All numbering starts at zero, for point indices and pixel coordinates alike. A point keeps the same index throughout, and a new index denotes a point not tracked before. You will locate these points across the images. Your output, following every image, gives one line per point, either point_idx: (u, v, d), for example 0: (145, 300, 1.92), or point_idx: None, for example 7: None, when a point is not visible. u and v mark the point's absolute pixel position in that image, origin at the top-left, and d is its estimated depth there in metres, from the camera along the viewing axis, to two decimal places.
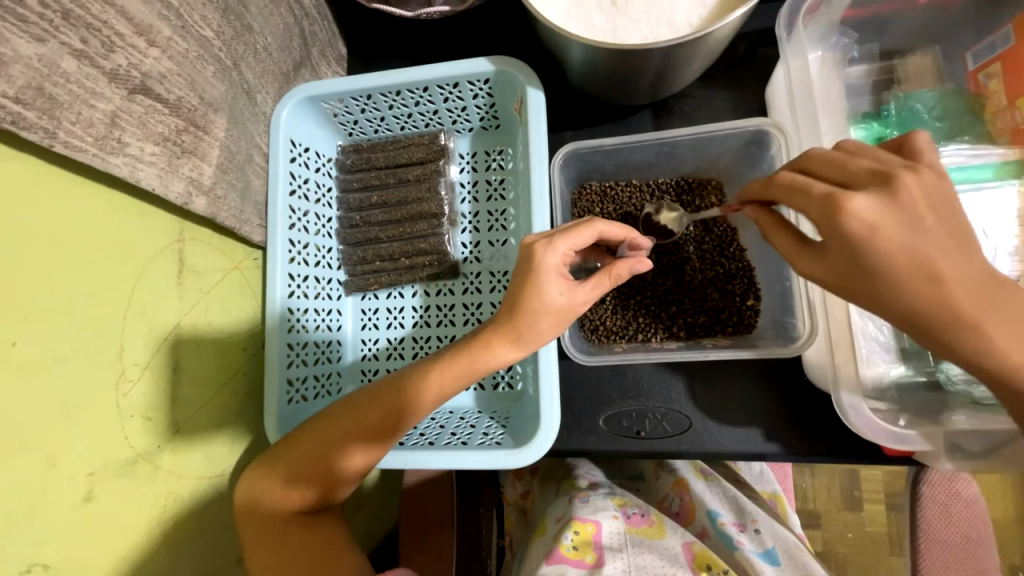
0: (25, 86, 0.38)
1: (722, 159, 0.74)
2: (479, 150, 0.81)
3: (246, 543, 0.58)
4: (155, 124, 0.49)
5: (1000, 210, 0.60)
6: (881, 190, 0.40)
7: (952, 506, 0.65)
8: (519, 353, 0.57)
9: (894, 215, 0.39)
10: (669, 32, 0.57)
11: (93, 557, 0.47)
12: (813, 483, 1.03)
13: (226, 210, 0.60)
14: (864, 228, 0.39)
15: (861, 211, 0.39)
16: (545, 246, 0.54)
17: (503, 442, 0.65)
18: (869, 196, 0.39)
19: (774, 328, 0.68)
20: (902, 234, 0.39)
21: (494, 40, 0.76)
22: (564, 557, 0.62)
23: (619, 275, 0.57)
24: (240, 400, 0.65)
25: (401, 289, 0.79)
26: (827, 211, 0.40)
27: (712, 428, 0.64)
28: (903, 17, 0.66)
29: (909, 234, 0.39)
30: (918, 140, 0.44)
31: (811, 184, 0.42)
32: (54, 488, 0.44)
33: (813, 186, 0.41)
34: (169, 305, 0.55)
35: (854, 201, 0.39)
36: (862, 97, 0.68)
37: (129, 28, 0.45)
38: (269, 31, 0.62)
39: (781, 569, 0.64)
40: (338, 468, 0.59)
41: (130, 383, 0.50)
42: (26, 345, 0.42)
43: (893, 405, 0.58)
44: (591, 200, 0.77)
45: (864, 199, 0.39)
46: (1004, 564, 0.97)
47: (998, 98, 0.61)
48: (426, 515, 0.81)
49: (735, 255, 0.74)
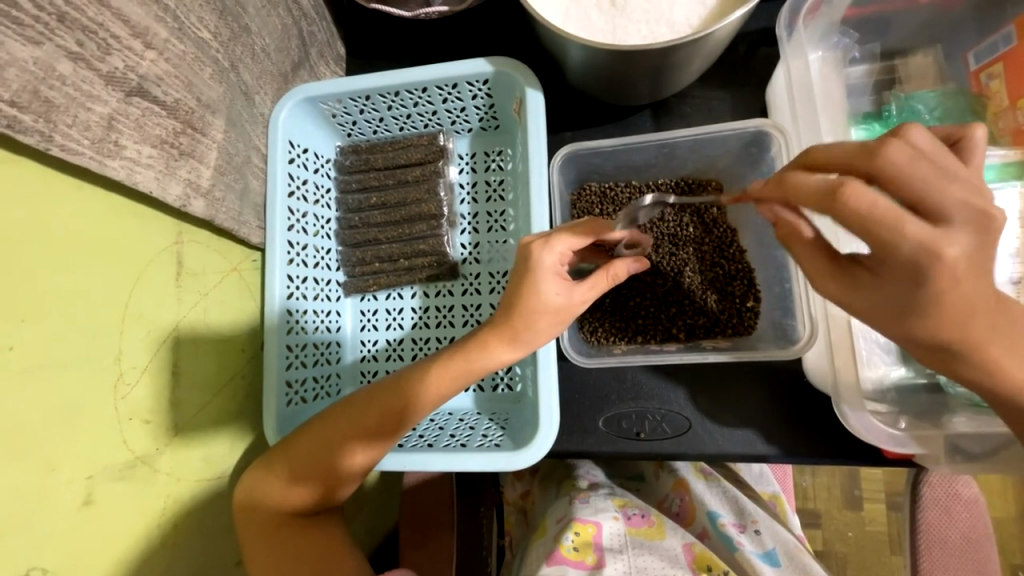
0: (20, 90, 0.38)
1: (722, 160, 0.73)
2: (478, 150, 0.80)
3: (247, 539, 0.58)
4: (152, 127, 0.49)
5: (1002, 211, 0.59)
6: (975, 234, 0.36)
7: (953, 508, 0.65)
8: (517, 353, 0.57)
9: (982, 260, 0.37)
10: (669, 32, 0.57)
11: (92, 560, 0.47)
12: (813, 482, 1.03)
13: (224, 212, 0.60)
14: (950, 277, 0.37)
15: (957, 260, 0.36)
16: (543, 245, 0.55)
17: (502, 443, 0.64)
18: (962, 242, 0.36)
19: (774, 330, 0.68)
20: (977, 280, 0.38)
21: (494, 40, 0.75)
22: (564, 557, 0.62)
23: (616, 275, 0.58)
24: (240, 401, 0.65)
25: (401, 290, 0.79)
26: (919, 256, 0.36)
27: (712, 429, 0.64)
28: (903, 17, 0.66)
29: (983, 277, 0.38)
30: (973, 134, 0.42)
31: (906, 219, 0.36)
32: (54, 492, 0.44)
33: (907, 226, 0.36)
34: (168, 306, 0.55)
35: (951, 250, 0.36)
36: (863, 96, 0.68)
37: (125, 31, 0.44)
38: (267, 31, 0.62)
39: (781, 569, 0.64)
40: (339, 468, 0.59)
41: (128, 387, 0.50)
42: (23, 350, 0.42)
43: (893, 407, 0.58)
44: (590, 200, 0.77)
45: (958, 246, 0.36)
46: (1004, 564, 0.97)
47: (1001, 97, 0.61)
48: (426, 514, 0.81)
49: (735, 256, 0.73)
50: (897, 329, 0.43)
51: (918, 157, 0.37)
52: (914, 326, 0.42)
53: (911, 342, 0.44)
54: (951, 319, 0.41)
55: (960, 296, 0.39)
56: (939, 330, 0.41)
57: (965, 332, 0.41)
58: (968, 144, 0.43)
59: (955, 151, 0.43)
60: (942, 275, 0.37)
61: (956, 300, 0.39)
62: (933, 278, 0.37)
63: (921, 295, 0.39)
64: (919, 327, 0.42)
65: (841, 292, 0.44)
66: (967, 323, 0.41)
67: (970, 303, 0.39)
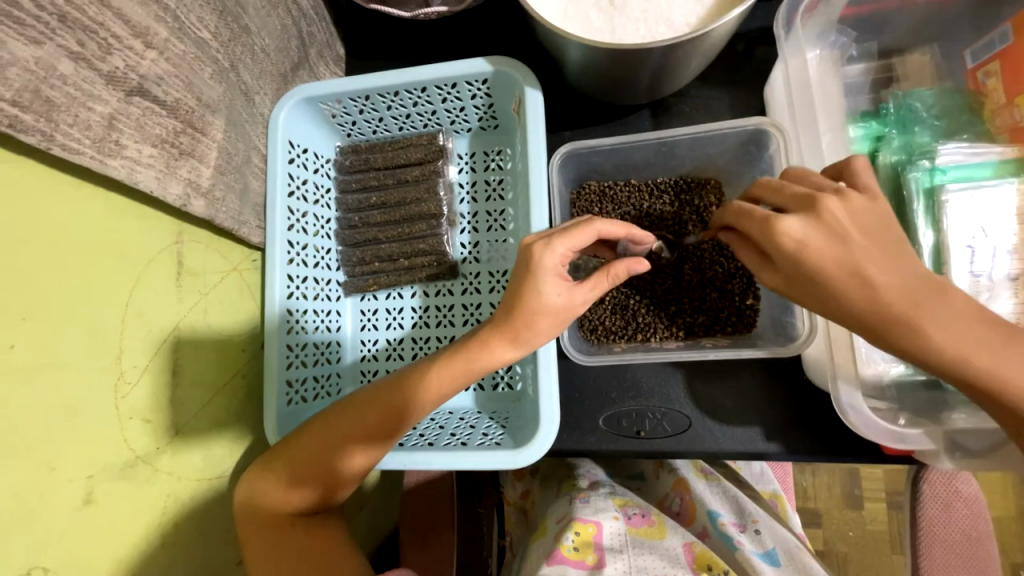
0: (22, 89, 0.38)
1: (721, 158, 0.74)
2: (478, 150, 0.80)
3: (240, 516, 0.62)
4: (153, 126, 0.49)
5: (999, 209, 0.58)
6: (810, 213, 0.47)
7: (953, 506, 0.65)
8: (518, 352, 0.57)
9: (821, 232, 0.46)
10: (667, 31, 0.57)
11: (93, 559, 0.47)
12: (814, 481, 1.03)
13: (225, 211, 0.60)
14: (794, 243, 0.47)
15: (787, 231, 0.47)
16: (543, 246, 0.54)
17: (502, 442, 0.64)
18: (797, 217, 0.47)
19: (774, 327, 0.68)
20: (829, 246, 0.46)
21: (493, 39, 0.76)
22: (564, 557, 0.62)
23: (616, 275, 0.57)
24: (240, 401, 0.65)
25: (401, 289, 0.79)
26: (763, 230, 0.48)
27: (713, 428, 0.64)
28: (901, 16, 0.66)
29: (836, 245, 0.46)
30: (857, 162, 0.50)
31: (750, 209, 0.50)
32: (54, 490, 0.44)
33: (751, 211, 0.50)
34: (168, 306, 0.55)
35: (784, 222, 0.47)
36: (861, 95, 0.68)
37: (126, 31, 0.45)
38: (267, 32, 0.62)
39: (781, 569, 0.65)
40: (339, 468, 0.59)
41: (128, 386, 0.50)
42: (25, 348, 0.42)
43: (893, 404, 0.59)
44: (589, 199, 0.77)
45: (794, 220, 0.47)
46: (1005, 562, 0.97)
47: (998, 96, 0.61)
48: (427, 515, 0.81)
49: (735, 255, 0.73)
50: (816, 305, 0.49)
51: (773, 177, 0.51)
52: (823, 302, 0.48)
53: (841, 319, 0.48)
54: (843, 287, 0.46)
55: (824, 259, 0.46)
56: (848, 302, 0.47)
57: (871, 298, 0.46)
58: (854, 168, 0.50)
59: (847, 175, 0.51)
60: (785, 242, 0.47)
61: (821, 263, 0.46)
62: (781, 245, 0.47)
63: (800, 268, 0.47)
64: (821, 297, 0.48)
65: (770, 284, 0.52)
66: (866, 289, 0.46)
67: (843, 267, 0.46)
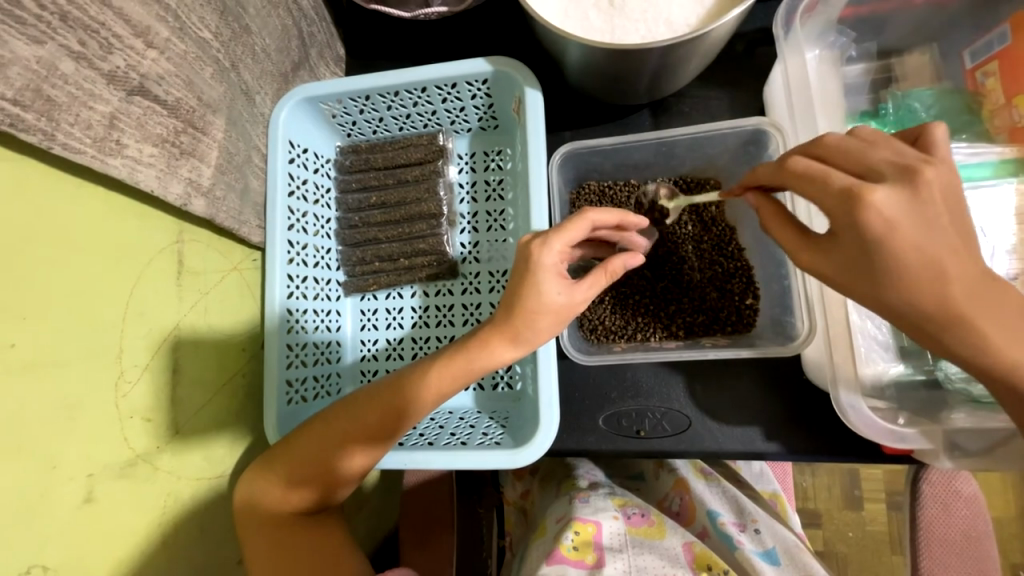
0: (23, 88, 0.38)
1: (721, 158, 0.73)
2: (478, 150, 0.81)
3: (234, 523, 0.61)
4: (154, 126, 0.49)
5: (1000, 209, 0.59)
6: (903, 185, 0.40)
7: (953, 506, 0.65)
8: (518, 352, 0.57)
9: (912, 210, 0.40)
10: (667, 32, 0.58)
11: (93, 558, 0.47)
12: (813, 482, 1.03)
13: (226, 211, 0.60)
14: (882, 220, 0.40)
15: (880, 204, 0.40)
16: (541, 245, 0.54)
17: (502, 442, 0.64)
18: (888, 188, 0.40)
19: (774, 327, 0.68)
20: (915, 230, 0.40)
21: (493, 40, 0.76)
22: (564, 557, 0.62)
23: (615, 271, 0.58)
24: (240, 401, 0.65)
25: (400, 289, 0.79)
26: (844, 200, 0.41)
27: (712, 428, 0.64)
28: (900, 17, 0.66)
29: (923, 229, 0.40)
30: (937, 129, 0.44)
31: (827, 174, 0.42)
32: (54, 489, 0.44)
33: (830, 176, 0.42)
34: (169, 305, 0.55)
35: (875, 193, 0.40)
36: (860, 95, 0.68)
37: (127, 30, 0.45)
38: (267, 32, 0.62)
39: (781, 568, 0.65)
40: (339, 468, 0.59)
41: (129, 385, 0.50)
42: (26, 347, 0.42)
43: (892, 404, 0.58)
44: (589, 199, 0.77)
45: (884, 192, 0.40)
46: (1005, 563, 0.97)
47: (996, 96, 0.61)
48: (427, 516, 0.81)
49: (734, 255, 0.74)
50: (873, 293, 0.44)
51: (849, 137, 0.44)
52: (884, 289, 0.43)
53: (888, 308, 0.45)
54: (915, 278, 0.42)
55: (905, 245, 0.41)
56: (912, 294, 0.42)
57: (939, 291, 0.42)
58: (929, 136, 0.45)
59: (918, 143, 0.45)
60: (871, 218, 0.40)
61: (902, 249, 0.41)
62: (864, 222, 0.40)
63: (873, 250, 0.41)
64: (884, 284, 0.43)
65: (816, 264, 0.46)
66: (938, 282, 0.41)
67: (921, 254, 0.41)
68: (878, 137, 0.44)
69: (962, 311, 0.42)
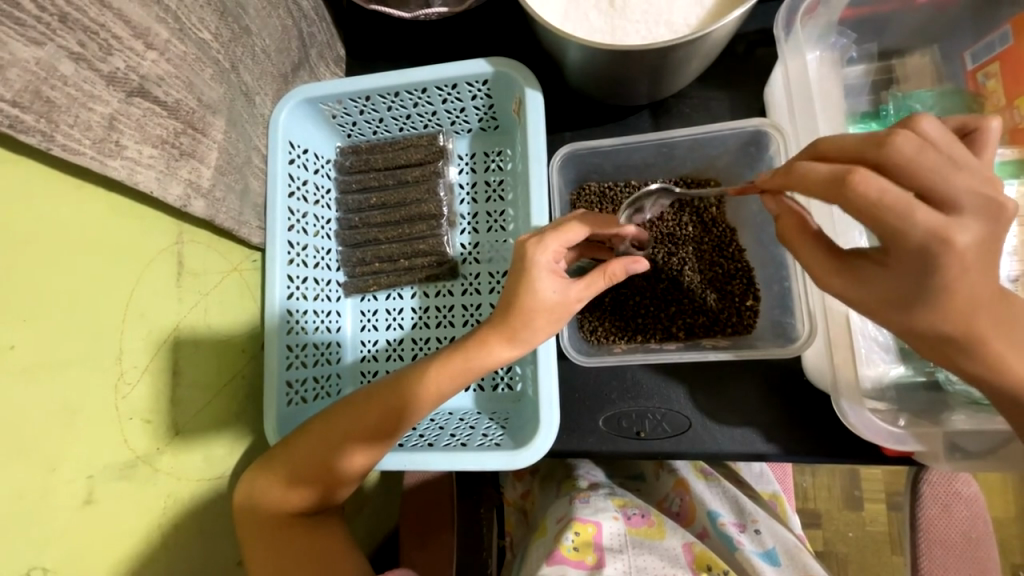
0: (22, 90, 0.38)
1: (722, 159, 0.73)
2: (478, 150, 0.80)
3: (233, 523, 0.61)
4: (153, 127, 0.49)
5: None
6: (983, 220, 0.37)
7: (953, 507, 0.65)
8: (515, 352, 0.57)
9: (988, 249, 0.37)
10: (668, 33, 0.57)
11: (91, 561, 0.46)
12: (813, 482, 1.03)
13: (226, 212, 0.60)
14: (959, 260, 0.37)
15: (966, 249, 0.37)
16: (536, 244, 0.55)
17: (502, 443, 0.64)
18: (972, 228, 0.37)
19: (774, 329, 0.68)
20: (982, 269, 0.39)
21: (494, 41, 0.76)
22: (564, 557, 0.62)
23: (613, 273, 0.57)
24: (240, 402, 0.65)
25: (400, 290, 0.79)
26: (927, 243, 0.37)
27: (712, 428, 0.64)
28: (901, 18, 0.66)
29: (981, 265, 0.39)
30: (988, 132, 0.44)
31: (911, 210, 0.36)
32: (54, 491, 0.44)
33: (914, 213, 0.36)
34: (168, 306, 0.55)
35: (960, 236, 0.37)
36: (861, 96, 0.68)
37: (126, 31, 0.45)
38: (267, 32, 0.62)
39: (781, 569, 0.64)
40: (339, 468, 0.59)
41: (128, 387, 0.50)
42: (25, 349, 0.42)
43: (892, 405, 0.58)
44: (591, 199, 0.77)
45: (968, 232, 0.37)
46: (1004, 564, 0.97)
47: (997, 97, 0.61)
48: (427, 515, 0.81)
49: (735, 255, 0.74)
50: (902, 320, 0.44)
51: (926, 145, 0.38)
52: (915, 316, 0.43)
53: (910, 333, 0.45)
54: (955, 311, 0.42)
55: (967, 286, 0.39)
56: (936, 324, 0.43)
57: (967, 323, 0.42)
58: (982, 134, 0.44)
59: (968, 142, 0.44)
60: (949, 262, 0.38)
61: (963, 290, 0.40)
62: (941, 266, 0.38)
63: (926, 284, 0.40)
64: (922, 317, 0.42)
65: (846, 287, 0.45)
66: (968, 317, 0.42)
67: (969, 294, 0.40)
68: (953, 154, 0.39)
69: (982, 338, 0.43)
